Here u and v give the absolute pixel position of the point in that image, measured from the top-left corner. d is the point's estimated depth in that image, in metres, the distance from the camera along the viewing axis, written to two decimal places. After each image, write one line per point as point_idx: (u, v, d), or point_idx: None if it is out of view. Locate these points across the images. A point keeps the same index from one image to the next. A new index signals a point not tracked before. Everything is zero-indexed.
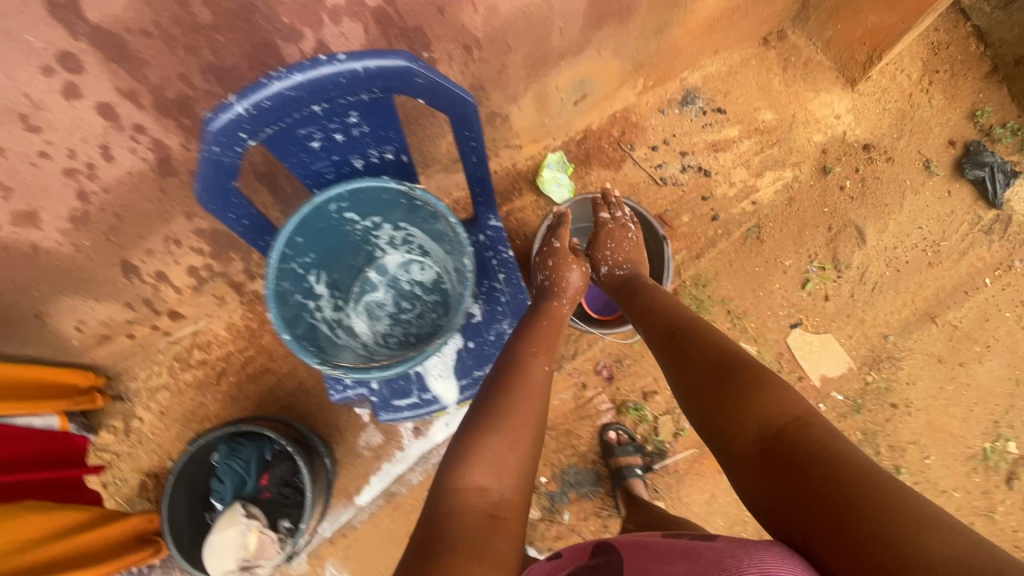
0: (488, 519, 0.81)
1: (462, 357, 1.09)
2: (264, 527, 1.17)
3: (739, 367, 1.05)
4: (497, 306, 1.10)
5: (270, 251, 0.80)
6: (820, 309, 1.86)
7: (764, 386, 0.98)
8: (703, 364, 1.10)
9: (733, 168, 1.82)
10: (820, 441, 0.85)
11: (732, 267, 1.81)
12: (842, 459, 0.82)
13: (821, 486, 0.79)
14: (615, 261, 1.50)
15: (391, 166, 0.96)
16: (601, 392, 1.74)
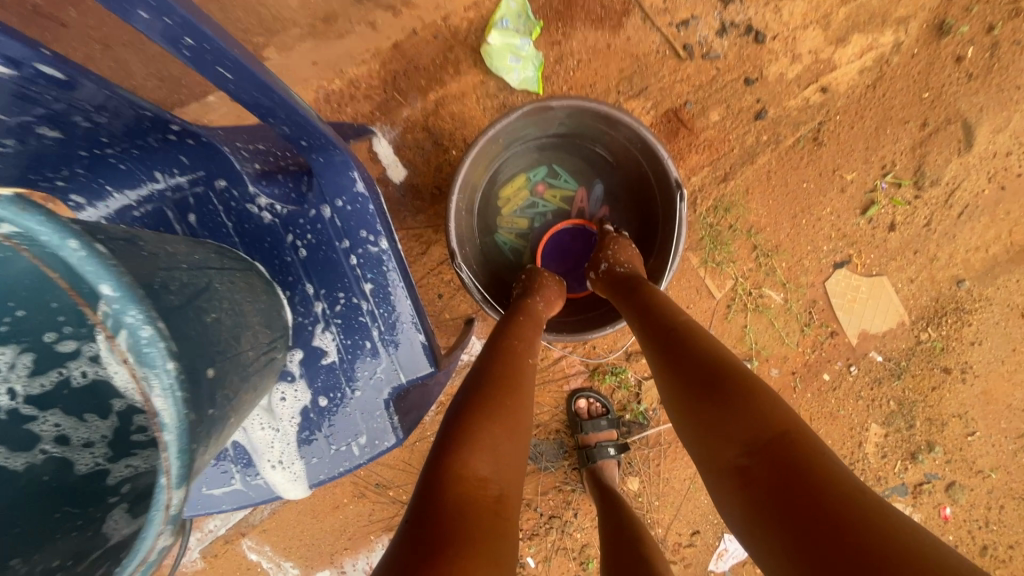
0: (494, 515, 0.68)
1: (309, 419, 0.73)
2: None
3: (727, 357, 0.77)
4: (362, 338, 0.73)
5: None
6: (878, 243, 1.36)
7: (756, 389, 0.71)
8: (686, 356, 0.80)
9: (801, 28, 1.21)
10: (829, 473, 0.61)
11: (768, 183, 1.29)
12: (853, 490, 0.60)
13: (829, 539, 0.57)
14: (614, 258, 1.07)
15: (59, 95, 0.54)
16: (571, 352, 1.35)
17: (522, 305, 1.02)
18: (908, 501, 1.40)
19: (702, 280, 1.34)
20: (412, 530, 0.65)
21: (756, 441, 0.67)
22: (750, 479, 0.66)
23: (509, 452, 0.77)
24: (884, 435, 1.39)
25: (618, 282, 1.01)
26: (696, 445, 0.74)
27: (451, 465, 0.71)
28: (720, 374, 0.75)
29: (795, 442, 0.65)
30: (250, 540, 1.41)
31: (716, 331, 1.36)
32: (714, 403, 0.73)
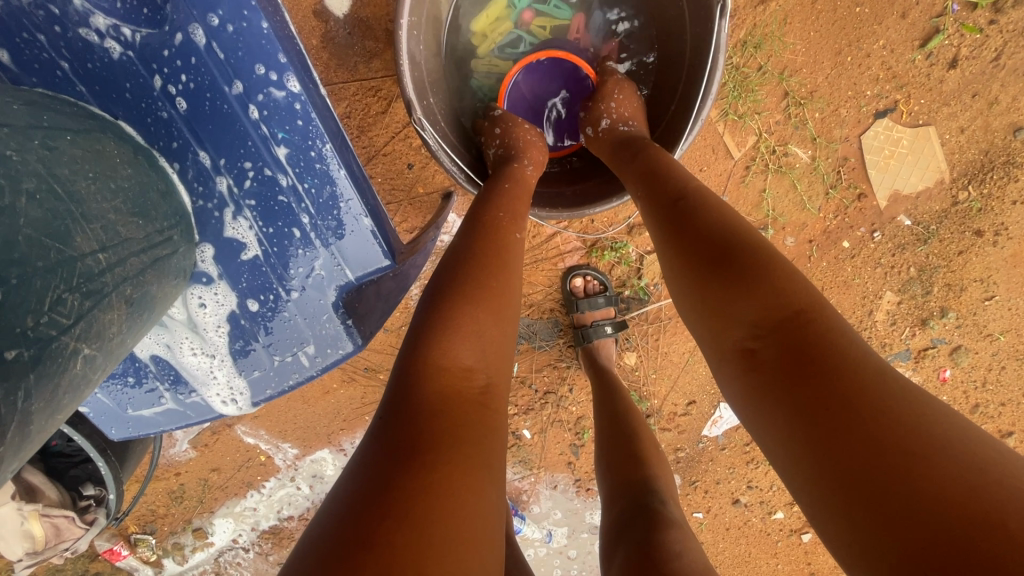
0: (478, 410, 0.60)
1: (235, 321, 0.74)
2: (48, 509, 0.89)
3: (739, 227, 0.63)
4: (281, 225, 0.72)
5: None
6: (933, 85, 1.14)
7: (773, 263, 0.58)
8: (688, 223, 0.65)
9: None
10: (850, 358, 0.50)
11: (813, 8, 1.06)
12: (873, 378, 0.49)
13: (841, 432, 0.47)
14: (618, 113, 0.88)
15: None
16: (567, 227, 1.21)
17: (503, 171, 0.84)
18: (909, 366, 1.37)
19: (720, 137, 1.16)
20: (377, 434, 0.56)
21: (767, 322, 0.55)
22: (759, 365, 0.55)
23: (494, 341, 0.66)
24: (897, 302, 1.31)
25: (622, 141, 0.83)
26: (697, 326, 0.63)
27: (427, 360, 0.61)
28: (730, 248, 0.61)
29: (812, 323, 0.53)
30: (243, 427, 1.42)
31: (730, 197, 1.20)
32: (718, 279, 0.60)
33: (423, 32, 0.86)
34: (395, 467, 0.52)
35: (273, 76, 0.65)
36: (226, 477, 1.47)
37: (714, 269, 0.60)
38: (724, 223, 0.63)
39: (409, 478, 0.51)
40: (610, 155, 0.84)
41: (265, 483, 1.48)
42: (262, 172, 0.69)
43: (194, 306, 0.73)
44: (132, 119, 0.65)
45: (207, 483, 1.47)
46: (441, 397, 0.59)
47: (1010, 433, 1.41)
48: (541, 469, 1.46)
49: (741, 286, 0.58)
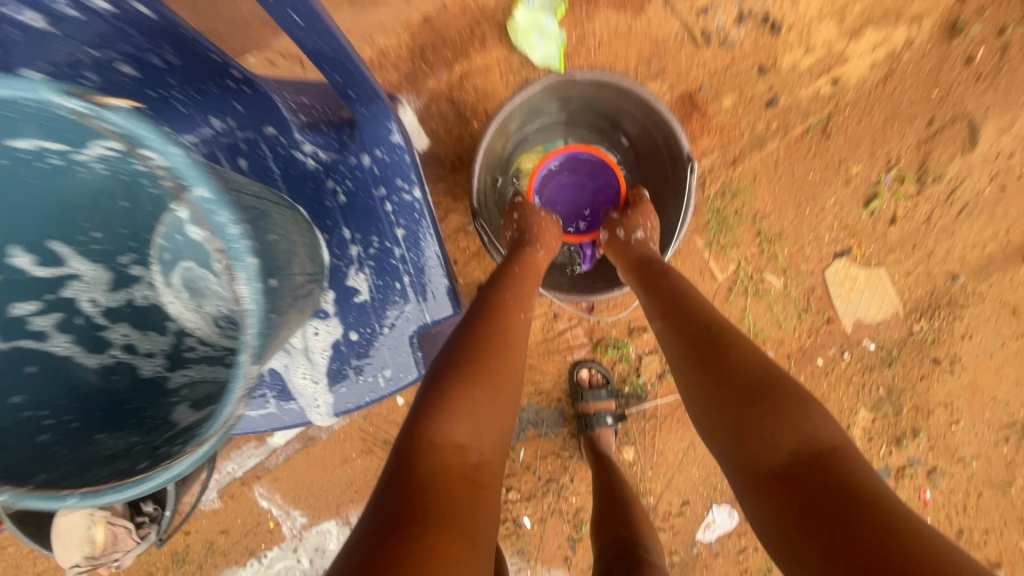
0: (467, 482, 0.76)
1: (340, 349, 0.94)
2: (115, 516, 0.94)
3: (776, 365, 0.80)
4: (392, 281, 0.94)
5: None
6: (878, 236, 1.40)
7: (792, 399, 0.74)
8: (733, 356, 0.82)
9: (813, 20, 1.23)
10: (868, 487, 0.66)
11: (776, 171, 1.32)
12: (881, 506, 0.64)
13: (850, 537, 0.62)
14: (649, 230, 1.11)
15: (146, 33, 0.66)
16: (576, 325, 1.40)
17: (521, 256, 1.06)
18: (890, 483, 1.46)
19: (706, 263, 1.39)
20: (387, 493, 0.72)
21: (808, 450, 0.70)
22: (797, 478, 0.69)
23: (489, 421, 0.83)
24: (871, 420, 1.45)
25: (648, 257, 1.06)
26: (727, 427, 0.78)
27: (428, 434, 0.78)
28: (757, 385, 0.77)
29: (838, 456, 0.70)
30: (261, 489, 1.49)
31: None
32: (748, 408, 0.76)
33: (486, 164, 1.16)
34: (391, 524, 0.68)
35: (406, 185, 0.87)
36: (232, 542, 1.52)
37: (744, 402, 0.77)
38: (753, 363, 0.80)
39: (414, 535, 0.66)
40: (635, 273, 1.05)
41: (268, 551, 1.52)
42: (383, 245, 0.91)
43: (310, 334, 0.92)
44: (306, 206, 0.88)
45: (212, 546, 1.52)
46: (450, 468, 0.76)
47: (999, 563, 1.45)
48: (538, 561, 1.50)
49: (767, 418, 0.74)
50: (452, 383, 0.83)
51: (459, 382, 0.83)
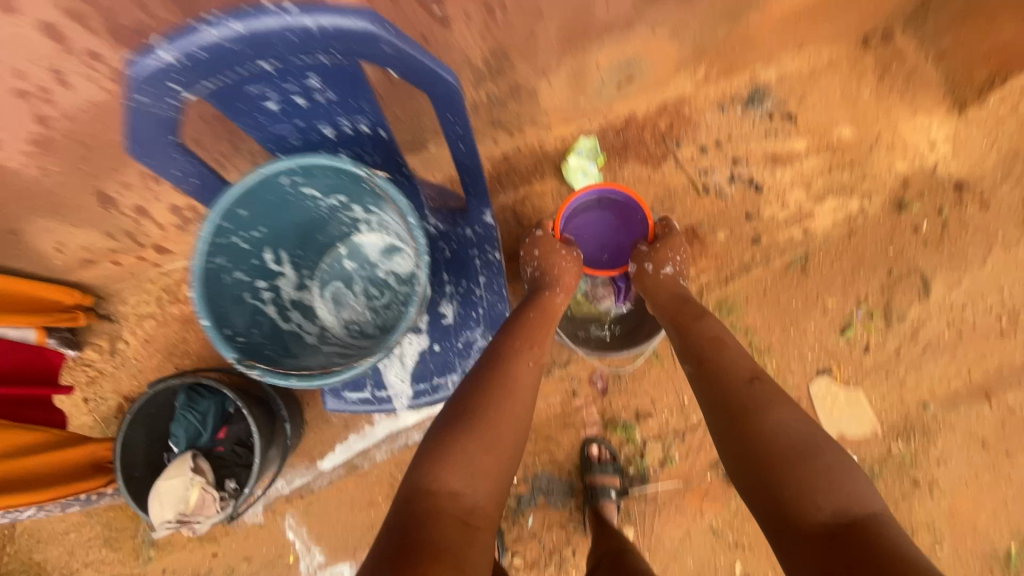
0: (460, 526, 0.79)
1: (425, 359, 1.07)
2: (207, 484, 1.15)
3: (813, 426, 0.82)
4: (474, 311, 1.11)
5: (204, 223, 0.78)
6: (855, 361, 1.63)
7: (821, 459, 0.77)
8: (766, 414, 0.85)
9: (790, 186, 1.55)
10: (911, 554, 0.65)
11: (764, 296, 1.59)
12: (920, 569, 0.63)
13: None
14: (678, 267, 1.26)
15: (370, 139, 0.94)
16: (591, 404, 1.61)
17: (539, 297, 1.21)
18: None
19: None
20: (390, 535, 0.76)
21: (843, 515, 0.71)
22: (834, 541, 0.69)
23: (496, 465, 0.88)
24: None
25: (681, 295, 1.19)
26: (758, 491, 0.79)
27: (422, 483, 0.83)
28: (794, 445, 0.79)
29: (874, 523, 0.70)
30: (291, 519, 1.56)
31: None
32: (783, 466, 0.78)
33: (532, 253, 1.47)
34: (390, 562, 0.71)
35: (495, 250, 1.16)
36: (253, 570, 1.56)
37: (781, 459, 0.79)
38: (788, 424, 0.83)
39: (410, 571, 0.70)
40: (671, 320, 1.14)
41: None
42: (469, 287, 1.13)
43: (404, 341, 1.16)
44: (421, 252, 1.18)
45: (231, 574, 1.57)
46: (447, 512, 0.79)
47: None
48: None
49: (800, 474, 0.76)
50: (462, 432, 0.89)
51: (462, 432, 0.89)
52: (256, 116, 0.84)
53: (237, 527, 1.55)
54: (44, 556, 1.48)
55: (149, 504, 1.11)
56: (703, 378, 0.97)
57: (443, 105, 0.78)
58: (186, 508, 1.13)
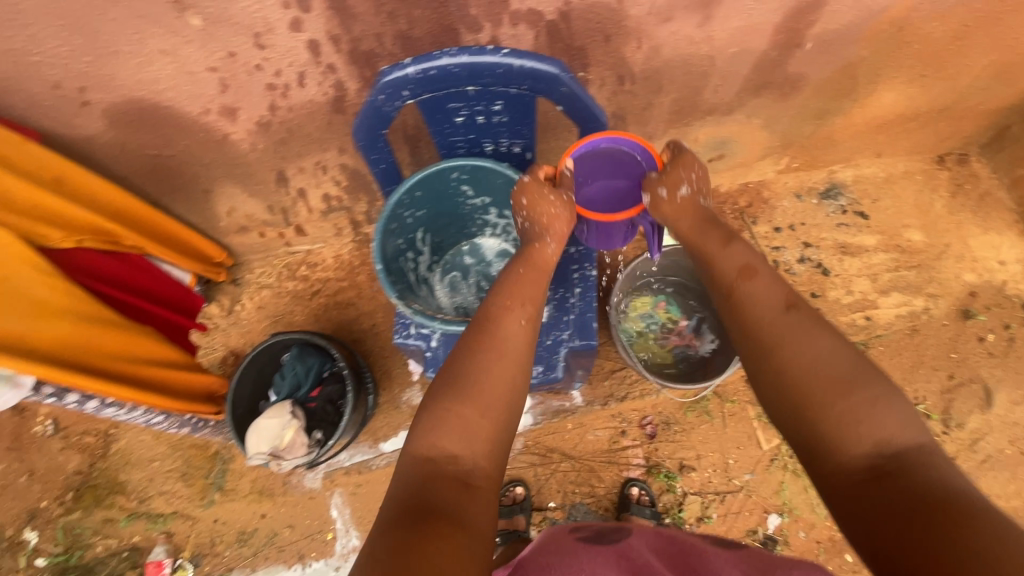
0: (460, 488, 0.72)
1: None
2: (301, 428, 1.31)
3: (854, 355, 0.72)
4: (566, 317, 1.12)
5: (394, 193, 0.94)
6: None
7: (868, 395, 0.68)
8: (799, 349, 0.75)
9: (857, 275, 1.65)
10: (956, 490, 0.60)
11: None
12: (966, 510, 0.58)
13: (937, 535, 0.56)
14: (696, 184, 0.97)
15: (513, 158, 1.05)
16: (638, 446, 1.67)
17: (526, 253, 0.97)
18: None
19: (754, 430, 1.67)
20: (386, 527, 0.66)
21: (884, 449, 0.66)
22: (876, 480, 0.64)
23: (489, 423, 0.78)
24: None
25: (704, 220, 0.95)
26: (795, 436, 0.73)
27: (418, 449, 0.75)
28: (837, 384, 0.70)
29: (917, 456, 0.65)
30: (338, 498, 1.65)
31: (758, 477, 1.65)
32: (816, 405, 0.70)
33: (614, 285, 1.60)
34: (388, 547, 0.63)
35: None
36: (293, 540, 1.65)
37: (823, 403, 0.70)
38: (830, 361, 0.72)
39: (413, 543, 0.63)
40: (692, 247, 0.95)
41: (314, 561, 1.62)
42: None
43: None
44: None
45: (271, 539, 1.65)
46: (446, 480, 0.72)
47: None
48: None
49: (840, 418, 0.68)
50: (450, 398, 0.78)
51: (453, 398, 0.78)
52: (445, 126, 0.96)
53: (294, 490, 1.66)
54: (128, 477, 1.68)
55: (249, 436, 1.28)
56: (732, 311, 0.85)
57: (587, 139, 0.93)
58: (280, 445, 1.28)
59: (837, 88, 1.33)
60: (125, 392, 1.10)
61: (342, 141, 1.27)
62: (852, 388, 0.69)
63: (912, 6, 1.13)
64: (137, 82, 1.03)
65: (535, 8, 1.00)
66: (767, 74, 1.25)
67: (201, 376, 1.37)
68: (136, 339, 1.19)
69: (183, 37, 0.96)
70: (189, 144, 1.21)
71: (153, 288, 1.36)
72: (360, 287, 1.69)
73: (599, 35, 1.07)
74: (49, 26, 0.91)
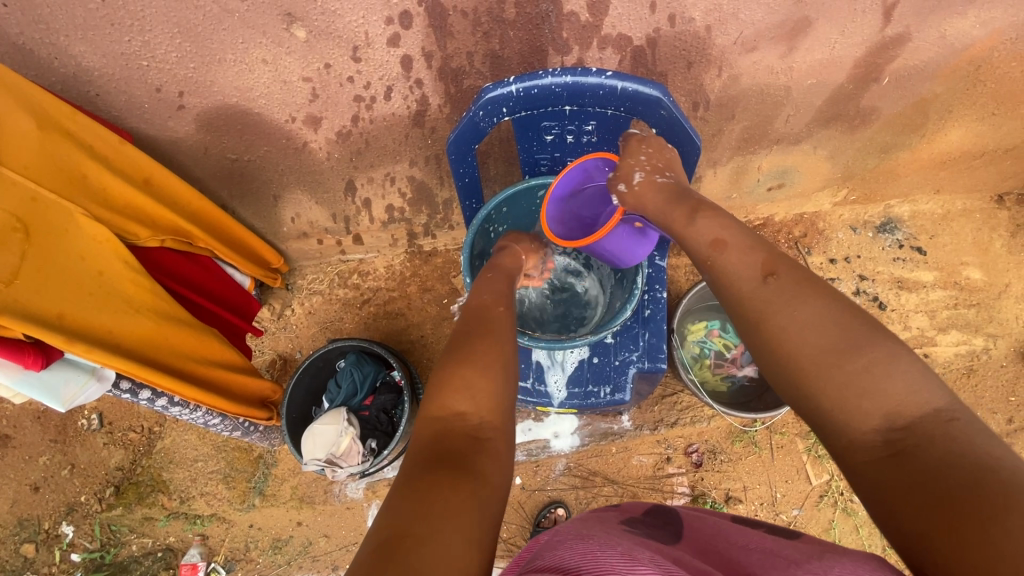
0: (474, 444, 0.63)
1: (582, 369, 1.15)
2: (356, 436, 1.32)
3: (846, 317, 0.61)
4: (637, 337, 1.12)
5: (486, 205, 0.99)
6: None
7: (870, 359, 0.57)
8: (788, 317, 0.64)
9: (913, 311, 1.62)
10: (987, 462, 0.48)
11: None
12: (999, 486, 0.46)
13: (951, 517, 0.46)
14: (649, 164, 0.87)
15: None
16: (683, 474, 1.63)
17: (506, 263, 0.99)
18: None
19: (803, 463, 1.63)
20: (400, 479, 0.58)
21: (896, 420, 0.54)
22: (893, 458, 0.53)
23: (500, 370, 0.73)
24: None
25: (669, 199, 0.84)
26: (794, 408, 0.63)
27: (430, 410, 0.68)
28: (839, 353, 0.59)
29: (933, 424, 0.53)
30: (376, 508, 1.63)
31: (805, 512, 1.60)
32: (816, 375, 0.59)
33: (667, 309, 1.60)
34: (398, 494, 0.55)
35: None
36: (328, 550, 1.63)
37: (825, 374, 0.59)
38: (833, 330, 0.60)
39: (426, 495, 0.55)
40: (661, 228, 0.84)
41: None
42: None
43: None
44: None
45: (308, 547, 1.64)
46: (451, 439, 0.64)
47: None
48: None
49: (839, 391, 0.57)
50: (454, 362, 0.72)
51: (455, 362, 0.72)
52: (534, 143, 0.99)
53: (335, 500, 1.63)
54: (171, 476, 1.69)
55: (304, 441, 1.29)
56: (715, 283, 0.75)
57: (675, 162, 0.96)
58: (335, 453, 1.29)
59: (904, 123, 1.34)
60: (189, 391, 1.08)
61: (414, 154, 1.29)
62: (851, 353, 0.58)
63: (993, 45, 1.16)
64: (233, 88, 1.08)
65: (625, 33, 1.03)
66: (838, 107, 1.25)
67: (257, 378, 1.32)
68: (207, 339, 1.17)
69: (286, 48, 1.02)
70: (269, 150, 1.24)
71: (224, 292, 1.34)
72: (410, 298, 1.69)
73: (682, 62, 1.09)
74: (165, 33, 0.97)
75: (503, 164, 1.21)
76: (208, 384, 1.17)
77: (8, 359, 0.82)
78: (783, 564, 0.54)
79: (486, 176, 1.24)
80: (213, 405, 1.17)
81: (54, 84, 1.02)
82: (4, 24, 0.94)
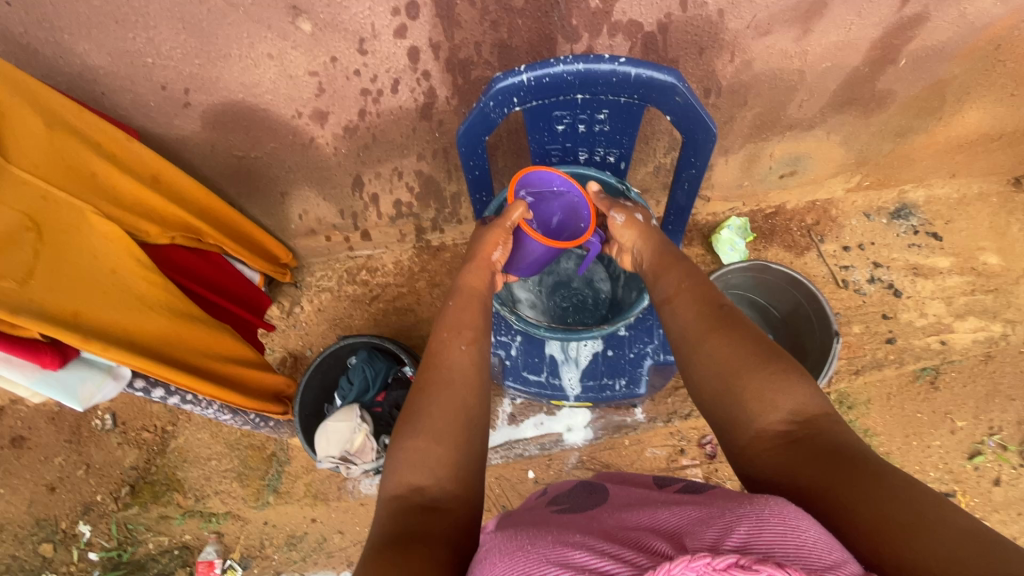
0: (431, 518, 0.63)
1: (597, 362, 1.13)
2: (369, 433, 1.31)
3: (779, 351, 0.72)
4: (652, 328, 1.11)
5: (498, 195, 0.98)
6: (983, 492, 1.51)
7: (779, 369, 0.69)
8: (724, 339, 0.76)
9: (930, 298, 1.60)
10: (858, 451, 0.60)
11: (889, 402, 1.55)
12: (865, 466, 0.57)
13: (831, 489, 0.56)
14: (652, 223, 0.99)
15: (607, 167, 1.05)
16: (697, 465, 1.62)
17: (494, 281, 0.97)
18: None
19: None
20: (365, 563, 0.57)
21: (799, 415, 0.65)
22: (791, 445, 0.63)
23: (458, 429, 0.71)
24: None
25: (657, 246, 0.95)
26: (717, 412, 0.71)
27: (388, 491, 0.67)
28: (758, 363, 0.71)
29: (824, 422, 0.64)
30: None
31: None
32: (735, 380, 0.71)
33: None
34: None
35: None
36: (342, 545, 1.63)
37: (741, 380, 0.70)
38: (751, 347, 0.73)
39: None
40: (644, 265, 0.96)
41: None
42: None
43: None
44: None
45: (322, 544, 1.64)
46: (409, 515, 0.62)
47: None
48: None
49: (754, 393, 0.68)
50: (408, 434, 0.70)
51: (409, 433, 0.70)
52: (544, 134, 0.97)
53: (350, 495, 1.64)
54: (186, 474, 1.69)
55: (318, 439, 1.29)
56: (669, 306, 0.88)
57: (690, 151, 0.93)
58: (348, 450, 1.29)
59: (920, 106, 1.31)
60: (205, 387, 1.08)
61: (422, 148, 1.28)
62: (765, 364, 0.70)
63: (1013, 24, 1.14)
64: (239, 85, 1.07)
65: (635, 19, 1.01)
66: (853, 90, 1.23)
67: (272, 373, 1.32)
68: (220, 337, 1.16)
69: (291, 42, 1.00)
70: (276, 147, 1.23)
71: (235, 288, 1.34)
72: (419, 294, 1.69)
73: (693, 48, 1.07)
74: (169, 28, 0.96)
75: (511, 156, 1.19)
76: (223, 380, 1.16)
77: (25, 358, 0.82)
78: (712, 514, 0.53)
79: (495, 169, 1.22)
80: (229, 401, 1.17)
81: (60, 84, 1.02)
82: (8, 24, 0.93)
